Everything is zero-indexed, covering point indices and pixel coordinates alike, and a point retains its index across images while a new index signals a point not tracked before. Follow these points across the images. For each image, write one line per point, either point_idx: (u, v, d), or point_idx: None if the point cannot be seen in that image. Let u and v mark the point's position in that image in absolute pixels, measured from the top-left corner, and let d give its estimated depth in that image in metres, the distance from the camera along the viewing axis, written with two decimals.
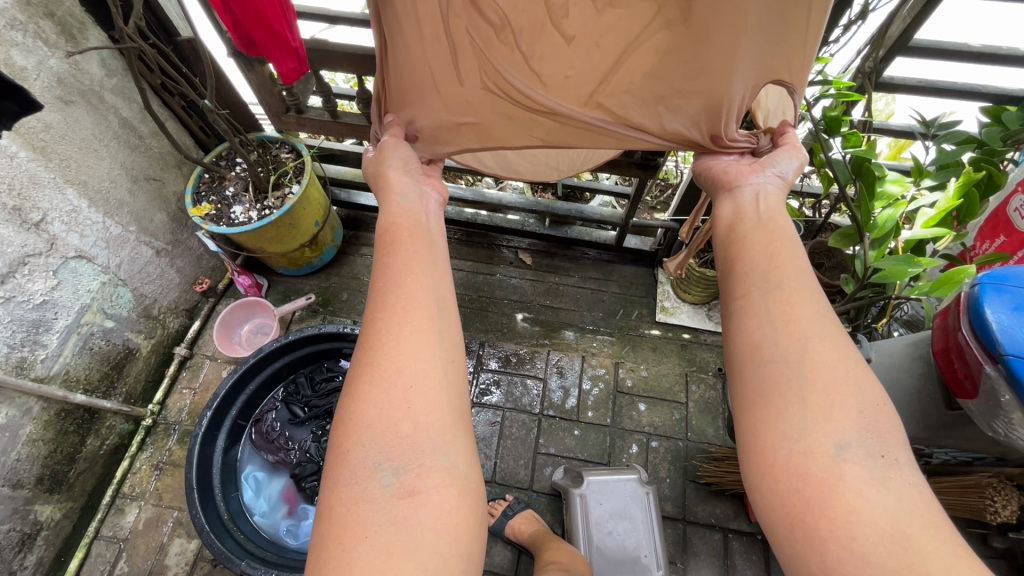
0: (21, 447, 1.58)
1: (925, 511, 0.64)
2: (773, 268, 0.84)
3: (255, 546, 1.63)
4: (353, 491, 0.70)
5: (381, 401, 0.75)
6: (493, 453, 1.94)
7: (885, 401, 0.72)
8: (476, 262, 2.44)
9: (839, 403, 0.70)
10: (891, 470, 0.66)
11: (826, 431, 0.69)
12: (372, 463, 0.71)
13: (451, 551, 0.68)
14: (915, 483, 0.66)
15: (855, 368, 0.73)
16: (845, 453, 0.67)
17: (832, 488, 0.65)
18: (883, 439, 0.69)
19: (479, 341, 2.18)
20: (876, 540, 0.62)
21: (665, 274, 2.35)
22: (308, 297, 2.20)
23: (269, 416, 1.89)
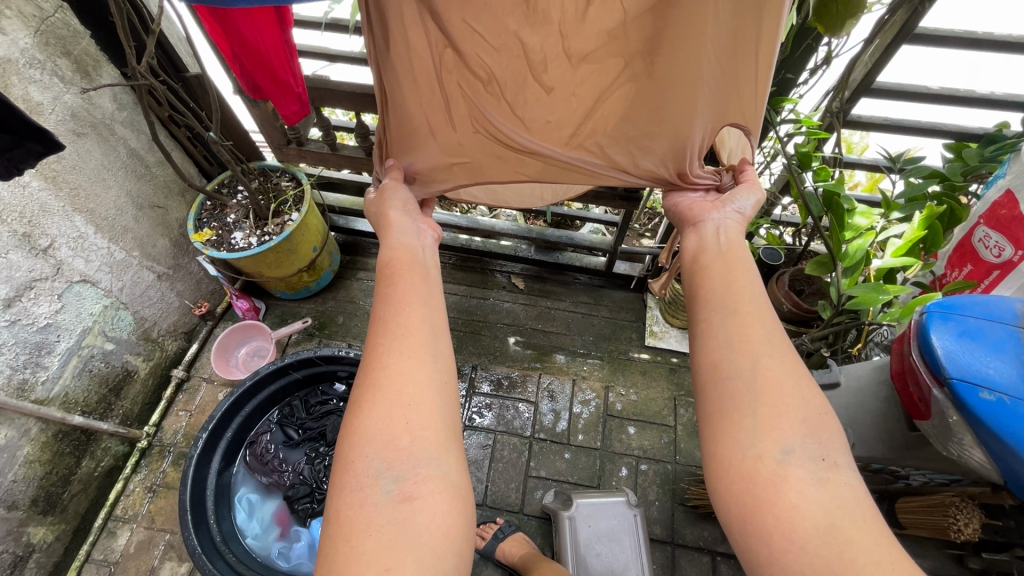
0: (19, 468, 1.60)
1: (863, 511, 0.69)
2: (731, 293, 0.91)
3: (247, 566, 1.65)
4: (356, 495, 0.74)
5: (378, 414, 0.79)
6: (484, 476, 1.96)
7: (828, 411, 0.78)
8: (470, 286, 2.50)
9: (784, 412, 0.76)
10: (830, 471, 0.72)
11: (772, 439, 0.74)
12: (372, 471, 0.75)
13: (444, 551, 0.71)
14: (854, 484, 0.71)
15: (802, 382, 0.79)
16: (789, 457, 0.73)
17: (779, 489, 0.71)
18: (824, 444, 0.74)
19: (471, 365, 2.22)
20: (822, 537, 0.67)
21: (654, 299, 2.41)
22: (304, 320, 2.25)
23: (264, 438, 1.94)
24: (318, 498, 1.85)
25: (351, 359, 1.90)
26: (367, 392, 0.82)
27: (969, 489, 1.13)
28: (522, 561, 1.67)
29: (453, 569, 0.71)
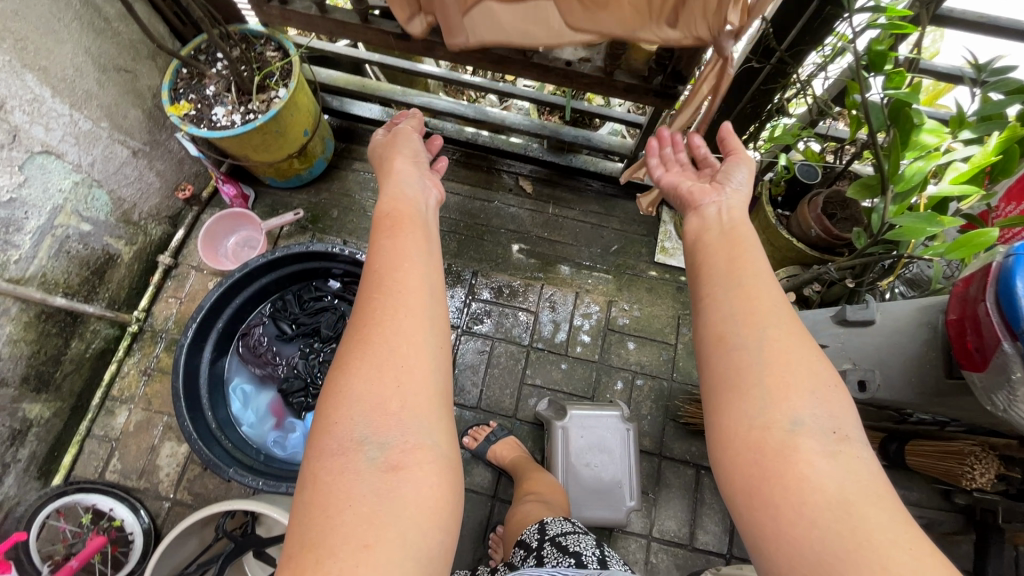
0: (3, 347, 1.56)
1: (877, 486, 0.68)
2: (736, 263, 0.89)
3: (243, 454, 1.68)
4: (339, 458, 0.76)
5: (372, 373, 0.82)
6: (479, 382, 1.96)
7: (837, 381, 0.77)
8: (474, 186, 2.34)
9: (794, 384, 0.75)
10: (842, 445, 0.71)
11: (782, 410, 0.73)
12: (356, 436, 0.77)
13: (429, 524, 0.74)
14: (864, 458, 0.71)
15: (812, 353, 0.78)
16: (798, 428, 0.72)
17: (789, 465, 0.70)
18: (837, 416, 0.73)
19: (472, 270, 2.13)
20: (836, 517, 0.65)
21: (669, 214, 2.26)
22: (296, 212, 2.11)
23: (257, 330, 1.90)
24: (312, 393, 1.85)
25: (346, 257, 1.79)
26: (358, 350, 0.85)
27: (990, 439, 1.14)
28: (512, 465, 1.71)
29: (439, 544, 0.74)
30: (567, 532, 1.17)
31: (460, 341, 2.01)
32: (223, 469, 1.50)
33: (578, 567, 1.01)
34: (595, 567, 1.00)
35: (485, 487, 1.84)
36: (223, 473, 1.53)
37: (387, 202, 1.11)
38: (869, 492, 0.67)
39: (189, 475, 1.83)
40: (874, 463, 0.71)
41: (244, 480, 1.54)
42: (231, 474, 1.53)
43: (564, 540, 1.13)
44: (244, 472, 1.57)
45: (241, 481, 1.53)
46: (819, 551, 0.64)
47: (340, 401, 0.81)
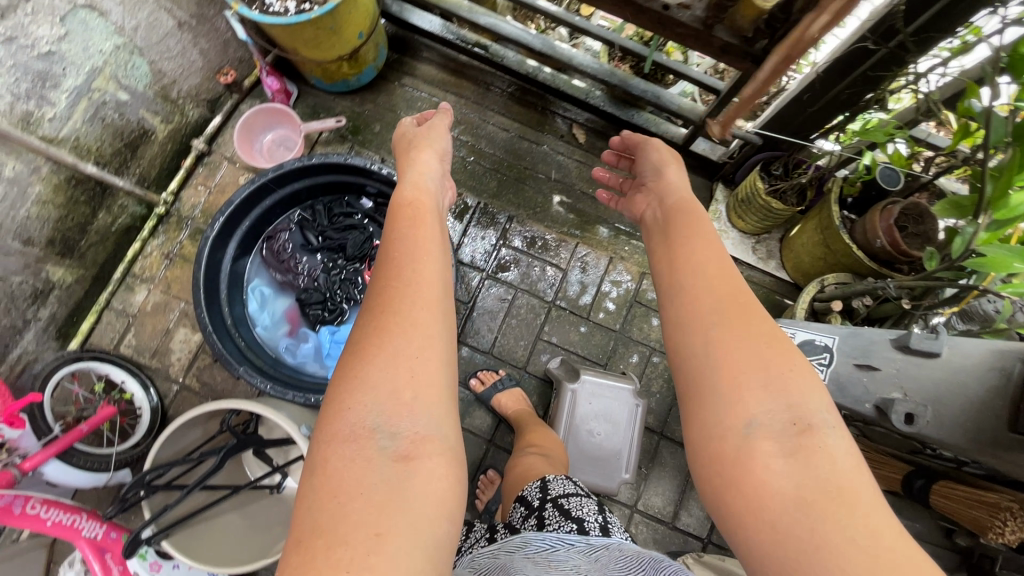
0: (31, 206, 1.54)
1: (843, 481, 0.68)
2: (679, 265, 0.97)
3: (255, 354, 1.70)
4: (352, 445, 0.79)
5: (388, 362, 0.86)
6: (496, 329, 1.94)
7: (794, 370, 0.79)
8: (524, 126, 2.22)
9: (747, 383, 0.77)
10: (802, 438, 0.72)
11: (742, 414, 0.76)
12: (368, 423, 0.81)
13: (437, 514, 0.77)
14: (828, 449, 0.71)
15: (765, 347, 0.81)
16: (756, 429, 0.74)
17: (748, 468, 0.72)
18: (799, 409, 0.75)
19: (508, 215, 2.04)
20: (796, 517, 0.67)
21: (724, 193, 2.14)
22: (339, 120, 2.00)
23: (282, 236, 1.86)
24: (330, 307, 1.83)
25: (384, 176, 1.72)
26: (374, 337, 0.89)
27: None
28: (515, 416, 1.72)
29: (446, 532, 0.77)
30: (569, 496, 1.18)
31: (483, 285, 1.96)
32: (233, 366, 1.52)
33: (580, 535, 1.01)
34: (597, 537, 1.00)
35: (483, 431, 1.86)
36: (234, 369, 1.55)
37: (409, 190, 1.24)
38: (832, 487, 0.68)
39: (200, 364, 1.87)
40: (841, 454, 0.71)
41: (254, 380, 1.57)
42: (241, 372, 1.55)
43: (567, 504, 1.14)
44: (253, 373, 1.58)
45: (249, 380, 1.55)
46: (782, 553, 0.66)
47: (356, 390, 0.84)
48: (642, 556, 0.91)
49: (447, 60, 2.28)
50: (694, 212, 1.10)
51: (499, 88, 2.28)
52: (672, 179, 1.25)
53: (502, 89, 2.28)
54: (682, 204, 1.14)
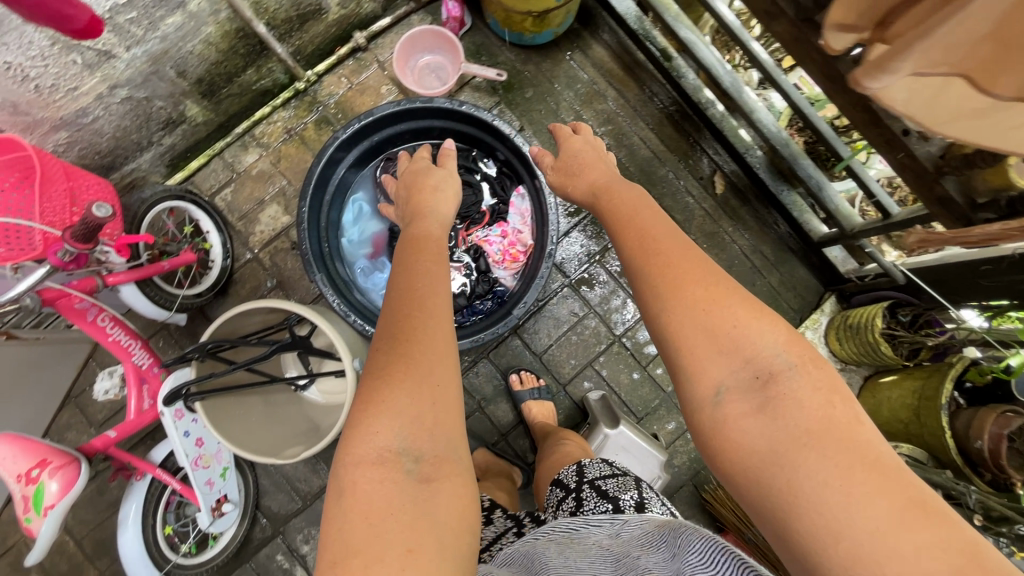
0: (198, 43, 1.54)
1: (812, 417, 0.75)
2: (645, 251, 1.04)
3: (331, 262, 1.72)
4: (380, 468, 0.99)
5: (403, 400, 1.05)
6: (554, 337, 1.91)
7: (742, 326, 0.85)
8: (667, 151, 2.11)
9: (701, 351, 0.86)
10: (769, 390, 0.80)
11: (713, 384, 0.84)
12: (391, 447, 1.01)
13: (453, 525, 0.96)
14: (794, 391, 0.78)
15: (710, 316, 0.88)
16: (730, 395, 0.82)
17: (726, 428, 0.81)
18: (759, 358, 0.82)
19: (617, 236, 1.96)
20: (773, 466, 0.74)
21: (832, 306, 2.03)
22: (499, 74, 1.95)
23: (400, 163, 1.85)
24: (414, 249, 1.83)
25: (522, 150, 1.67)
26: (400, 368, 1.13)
27: None
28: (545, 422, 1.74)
29: (464, 543, 0.96)
30: (606, 476, 1.23)
31: (560, 291, 1.92)
32: (311, 270, 1.54)
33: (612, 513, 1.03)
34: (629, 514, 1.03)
35: (500, 422, 1.88)
36: (309, 271, 1.58)
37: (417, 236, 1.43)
38: (797, 425, 0.75)
39: (278, 244, 1.92)
40: (806, 389, 0.78)
41: (322, 289, 1.59)
42: (313, 275, 1.58)
43: (604, 487, 1.17)
44: (326, 282, 1.62)
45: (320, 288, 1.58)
46: (770, 500, 0.73)
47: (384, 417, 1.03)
48: (662, 528, 0.88)
49: (622, 51, 2.15)
50: (649, 215, 1.16)
51: (660, 100, 2.15)
52: (622, 190, 1.32)
53: (663, 103, 2.15)
54: (640, 211, 1.22)
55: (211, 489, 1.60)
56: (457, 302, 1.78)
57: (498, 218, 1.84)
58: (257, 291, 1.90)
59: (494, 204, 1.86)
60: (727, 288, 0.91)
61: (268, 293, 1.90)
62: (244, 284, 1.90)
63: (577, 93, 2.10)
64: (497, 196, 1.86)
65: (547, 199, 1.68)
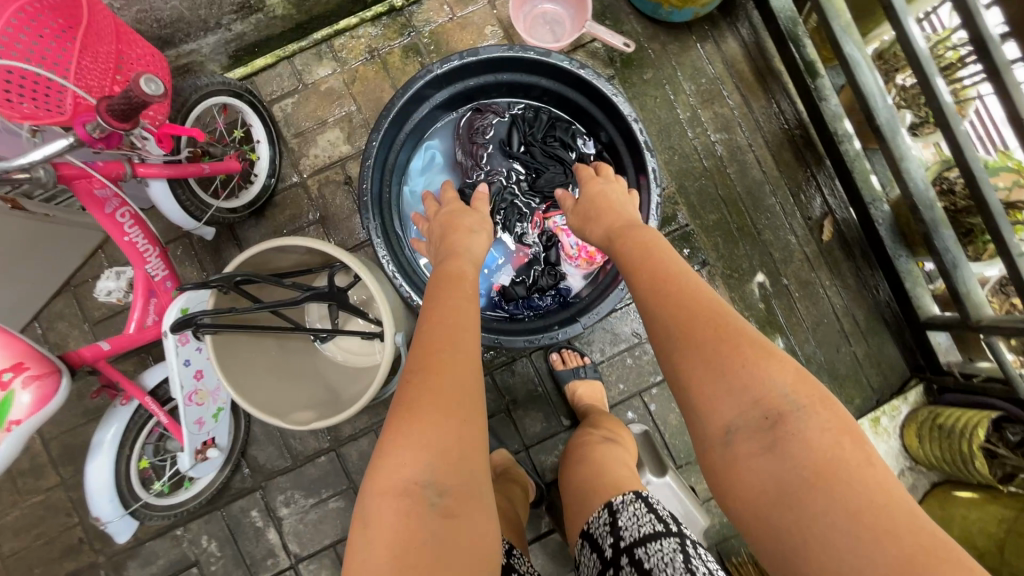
0: None
1: (817, 460, 0.84)
2: (660, 293, 1.09)
3: (388, 210, 1.50)
4: (407, 499, 0.99)
5: (436, 427, 1.05)
6: (607, 354, 1.69)
7: (755, 374, 0.93)
8: (780, 180, 1.86)
9: (714, 396, 0.94)
10: (778, 431, 0.89)
11: (728, 427, 0.93)
12: (417, 480, 1.00)
13: (476, 558, 0.98)
14: (802, 435, 0.87)
15: (724, 362, 0.95)
16: (742, 438, 0.91)
17: (737, 468, 0.91)
18: (769, 403, 0.91)
19: (704, 262, 1.72)
20: (784, 505, 0.85)
21: (918, 397, 1.80)
22: (626, 45, 1.70)
23: (490, 117, 1.60)
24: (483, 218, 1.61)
25: (636, 138, 1.42)
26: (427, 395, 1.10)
27: None
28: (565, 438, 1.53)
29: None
30: (648, 540, 0.95)
31: (628, 305, 1.69)
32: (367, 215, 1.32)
33: None
34: None
35: (525, 431, 1.68)
36: (364, 219, 1.39)
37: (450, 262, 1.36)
38: (806, 468, 0.85)
39: (330, 175, 1.70)
40: (812, 433, 0.87)
41: (373, 240, 1.39)
42: (367, 223, 1.39)
43: (647, 560, 0.92)
44: (379, 232, 1.40)
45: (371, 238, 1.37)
46: (779, 534, 0.85)
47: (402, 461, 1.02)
48: None
49: (758, 55, 1.89)
50: (663, 256, 1.17)
51: (785, 119, 1.90)
52: (638, 232, 1.26)
53: (787, 123, 1.89)
54: (654, 251, 1.19)
55: (200, 429, 1.42)
56: (515, 289, 1.56)
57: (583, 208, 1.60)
58: (295, 221, 1.69)
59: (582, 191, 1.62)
60: (734, 330, 0.99)
61: (307, 226, 1.69)
62: (284, 210, 1.69)
63: (698, 89, 1.83)
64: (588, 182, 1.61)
65: (650, 201, 1.43)
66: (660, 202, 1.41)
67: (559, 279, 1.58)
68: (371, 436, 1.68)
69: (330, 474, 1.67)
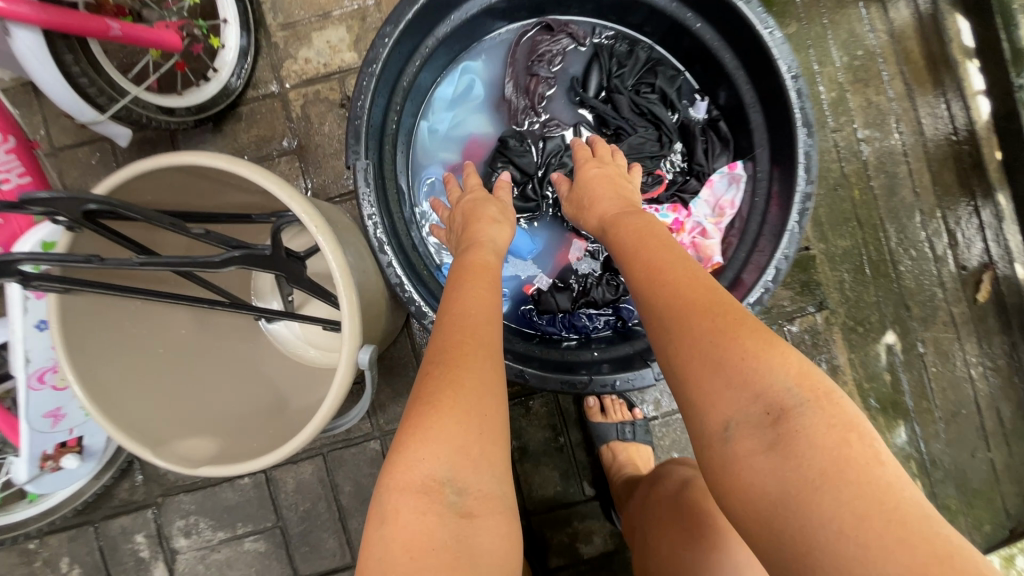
0: None
1: (832, 458, 0.52)
2: (642, 281, 0.73)
3: (391, 151, 1.00)
4: (425, 497, 0.60)
5: (464, 403, 0.66)
6: (663, 409, 1.22)
7: (748, 355, 0.59)
8: (938, 208, 1.31)
9: (706, 385, 0.60)
10: (781, 425, 0.55)
11: (719, 423, 0.59)
12: (437, 472, 0.61)
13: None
14: (806, 428, 0.54)
15: (715, 347, 0.61)
16: (738, 435, 0.57)
17: (732, 472, 0.57)
18: (765, 390, 0.57)
19: (820, 304, 1.22)
20: (775, 518, 0.53)
21: None
22: None
23: (562, 42, 1.09)
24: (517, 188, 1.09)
25: (787, 101, 0.91)
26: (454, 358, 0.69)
27: None
28: (628, 483, 1.09)
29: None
30: None
31: None
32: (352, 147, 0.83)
33: None
34: None
35: (531, 492, 1.21)
36: (350, 156, 0.91)
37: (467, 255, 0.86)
38: (814, 469, 0.52)
39: (322, 90, 1.21)
40: (822, 429, 0.54)
41: (360, 188, 0.91)
42: (353, 162, 0.91)
43: None
44: (369, 178, 0.91)
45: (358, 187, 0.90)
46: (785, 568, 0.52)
47: (422, 445, 0.62)
48: None
49: (936, 27, 1.33)
50: (645, 228, 0.80)
51: (953, 127, 1.33)
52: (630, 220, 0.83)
53: (955, 132, 1.33)
54: (632, 222, 0.82)
55: (54, 428, 0.94)
56: (556, 300, 1.06)
57: (676, 198, 1.08)
58: (264, 146, 1.20)
59: (677, 173, 1.10)
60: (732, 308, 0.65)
61: (280, 155, 1.20)
62: (251, 128, 1.20)
63: (846, 62, 1.30)
64: (690, 162, 1.09)
65: (790, 205, 0.92)
66: (808, 210, 0.91)
67: (622, 294, 1.08)
68: (317, 461, 1.21)
69: (253, 502, 1.21)
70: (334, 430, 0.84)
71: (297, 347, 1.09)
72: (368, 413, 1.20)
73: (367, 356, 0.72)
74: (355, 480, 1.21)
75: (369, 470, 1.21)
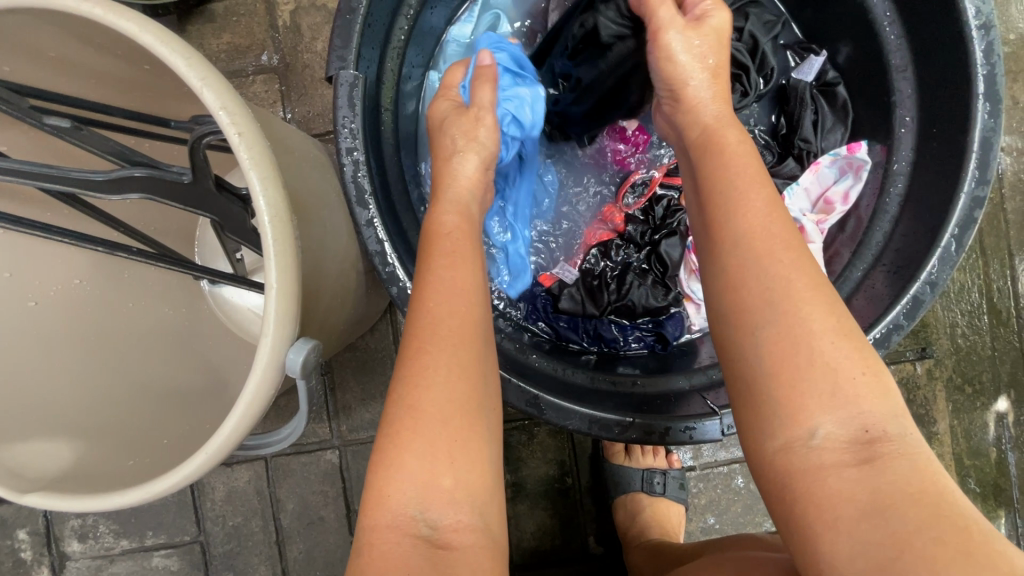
0: None
1: (924, 481, 0.41)
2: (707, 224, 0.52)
3: (395, 72, 0.72)
4: (398, 536, 0.44)
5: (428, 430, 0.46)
6: (703, 461, 0.95)
7: (867, 368, 0.44)
8: None
9: (808, 380, 0.44)
10: (880, 446, 0.42)
11: (800, 425, 0.44)
12: (412, 506, 0.45)
13: None
14: (909, 461, 0.42)
15: (824, 351, 0.45)
16: (823, 443, 0.43)
17: (824, 486, 0.42)
18: (856, 402, 0.44)
19: (923, 352, 0.95)
20: (848, 525, 0.41)
21: None
22: None
23: None
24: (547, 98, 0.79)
25: (965, 61, 0.63)
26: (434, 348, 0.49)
27: None
28: (652, 550, 0.82)
29: None
30: None
31: None
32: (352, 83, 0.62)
33: None
34: None
35: (522, 542, 0.94)
36: (333, 64, 0.63)
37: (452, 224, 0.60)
38: (912, 488, 0.40)
39: None
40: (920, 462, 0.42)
41: (340, 112, 0.63)
42: (337, 73, 0.63)
43: None
44: (350, 103, 0.63)
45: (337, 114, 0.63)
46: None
47: (392, 469, 0.46)
48: None
49: None
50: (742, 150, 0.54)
51: None
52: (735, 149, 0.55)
53: None
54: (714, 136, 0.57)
55: None
56: (582, 298, 0.79)
57: None
58: (237, 58, 0.93)
59: (767, 150, 0.82)
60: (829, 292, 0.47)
61: (255, 73, 0.92)
62: (223, 33, 0.93)
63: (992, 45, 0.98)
64: (789, 137, 0.80)
65: (945, 212, 0.64)
66: (974, 221, 0.63)
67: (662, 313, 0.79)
68: (256, 467, 0.95)
69: (169, 509, 0.95)
70: (262, 450, 0.55)
71: (255, 321, 0.77)
72: (328, 415, 0.94)
73: (301, 357, 0.45)
74: (301, 498, 0.95)
75: (320, 487, 0.95)
